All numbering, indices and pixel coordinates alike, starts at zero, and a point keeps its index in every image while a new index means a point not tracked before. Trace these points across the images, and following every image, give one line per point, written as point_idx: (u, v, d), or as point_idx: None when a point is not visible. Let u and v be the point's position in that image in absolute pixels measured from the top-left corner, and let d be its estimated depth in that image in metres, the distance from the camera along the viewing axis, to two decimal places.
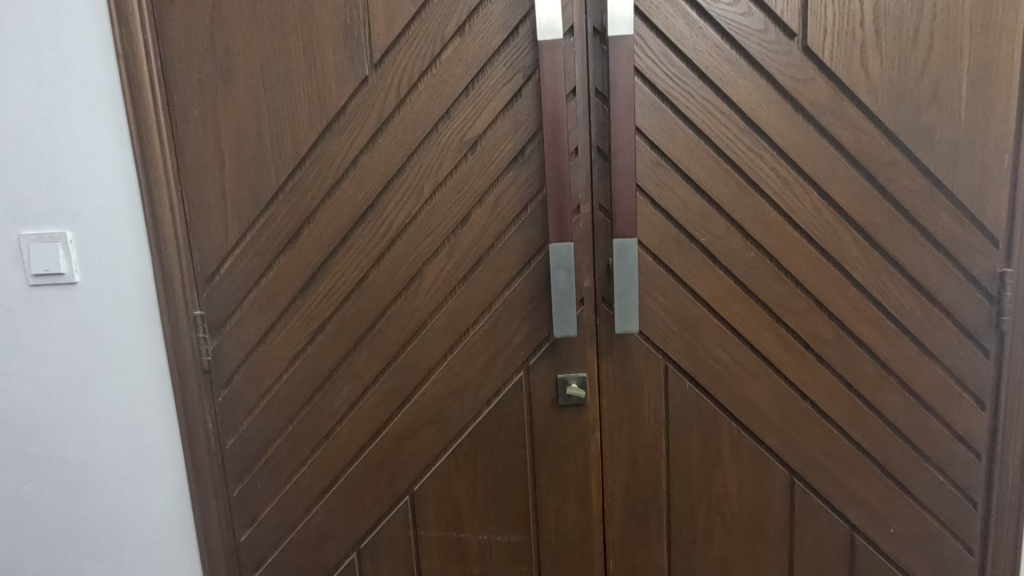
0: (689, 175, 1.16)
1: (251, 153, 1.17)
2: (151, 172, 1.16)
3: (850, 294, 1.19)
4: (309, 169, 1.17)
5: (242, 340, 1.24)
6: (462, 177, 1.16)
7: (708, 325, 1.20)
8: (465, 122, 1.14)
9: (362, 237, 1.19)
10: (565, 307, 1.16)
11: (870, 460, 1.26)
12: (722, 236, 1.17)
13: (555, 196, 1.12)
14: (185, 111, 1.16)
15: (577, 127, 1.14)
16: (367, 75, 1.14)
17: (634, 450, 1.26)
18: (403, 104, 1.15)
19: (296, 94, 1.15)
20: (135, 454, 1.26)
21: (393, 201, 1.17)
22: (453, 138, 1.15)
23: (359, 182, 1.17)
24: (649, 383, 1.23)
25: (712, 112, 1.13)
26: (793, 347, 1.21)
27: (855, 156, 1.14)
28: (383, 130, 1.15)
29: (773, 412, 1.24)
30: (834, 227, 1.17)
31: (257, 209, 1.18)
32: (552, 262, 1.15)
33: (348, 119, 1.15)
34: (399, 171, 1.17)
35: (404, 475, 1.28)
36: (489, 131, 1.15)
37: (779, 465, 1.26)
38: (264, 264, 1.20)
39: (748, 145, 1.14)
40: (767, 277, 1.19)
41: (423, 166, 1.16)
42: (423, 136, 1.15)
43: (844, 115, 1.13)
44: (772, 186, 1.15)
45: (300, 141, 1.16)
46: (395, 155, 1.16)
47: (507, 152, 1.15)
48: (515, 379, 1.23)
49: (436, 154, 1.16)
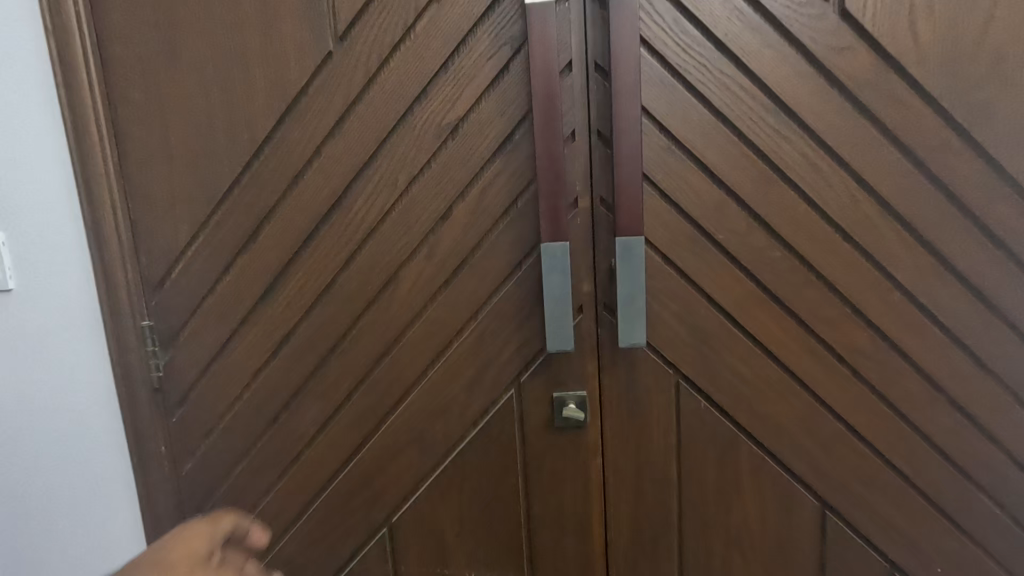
0: (705, 163, 1.00)
1: (200, 142, 1.02)
2: (94, 166, 1.02)
3: (892, 300, 1.03)
4: (266, 160, 1.02)
5: (196, 354, 1.10)
6: (442, 167, 1.01)
7: (726, 335, 1.05)
8: (444, 103, 0.99)
9: (328, 237, 1.04)
10: (561, 317, 1.01)
11: (912, 488, 1.10)
12: (743, 234, 1.01)
13: (548, 187, 0.97)
14: (126, 94, 1.02)
15: (574, 107, 0.98)
16: (332, 50, 0.99)
17: (641, 478, 1.10)
18: (373, 84, 0.99)
19: (251, 72, 1.00)
20: (83, 484, 1.11)
21: (363, 195, 1.03)
22: (430, 122, 1.00)
23: (325, 175, 1.02)
24: (658, 402, 1.07)
25: (732, 89, 0.97)
26: (824, 361, 1.05)
27: (900, 139, 0.98)
28: (351, 114, 1.00)
29: (800, 434, 1.08)
30: (874, 223, 1.00)
31: (211, 204, 1.04)
32: (546, 265, 1.00)
33: (311, 101, 1.00)
34: (370, 161, 1.02)
35: (381, 505, 1.13)
36: (472, 113, 0.99)
37: (807, 493, 1.10)
38: (219, 267, 1.06)
39: (774, 128, 0.98)
40: (795, 281, 1.03)
41: (396, 155, 1.01)
42: (396, 121, 1.00)
43: (887, 91, 0.96)
44: (801, 176, 0.99)
45: (256, 128, 1.01)
46: (365, 143, 1.01)
47: (493, 138, 1.00)
48: (504, 398, 1.08)
49: (411, 141, 1.01)
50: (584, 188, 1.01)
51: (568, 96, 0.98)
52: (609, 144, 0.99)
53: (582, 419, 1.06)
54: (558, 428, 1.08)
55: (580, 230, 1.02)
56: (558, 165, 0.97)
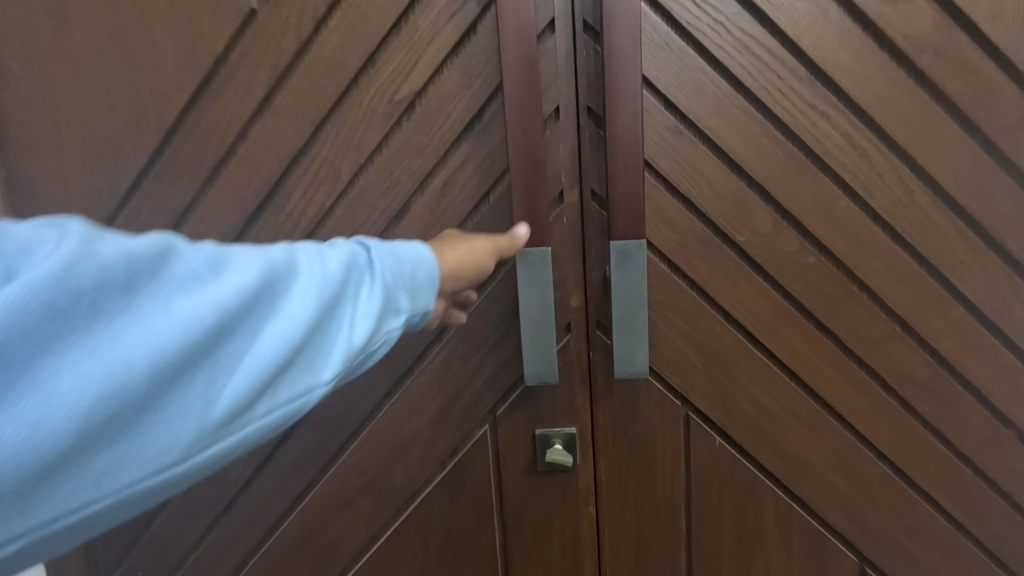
0: (721, 147, 0.80)
1: (96, 124, 0.83)
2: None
3: (952, 315, 0.83)
4: (179, 147, 0.83)
5: None
6: (395, 155, 0.82)
7: (747, 359, 0.85)
8: (396, 74, 0.80)
9: (259, 240, 0.86)
10: (543, 339, 0.83)
11: (972, 541, 0.91)
12: (769, 235, 0.82)
13: (525, 175, 0.79)
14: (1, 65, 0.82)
15: (558, 78, 0.79)
16: (255, 8, 0.79)
17: (642, 528, 0.92)
18: (308, 51, 0.80)
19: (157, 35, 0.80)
20: None
21: (299, 189, 0.84)
22: (379, 96, 0.80)
23: (251, 165, 0.83)
24: (664, 439, 0.88)
25: (757, 53, 0.77)
26: (866, 389, 0.86)
27: (967, 115, 0.78)
28: (281, 88, 0.81)
29: (836, 477, 0.89)
30: (932, 220, 0.81)
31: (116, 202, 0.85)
32: (522, 274, 0.81)
33: (230, 72, 0.81)
34: (307, 148, 0.83)
35: (332, 561, 0.94)
36: (431, 86, 0.80)
37: (845, 548, 0.91)
38: None
39: (810, 102, 0.78)
40: (833, 292, 0.83)
41: (339, 140, 0.82)
42: (337, 97, 0.81)
43: (953, 53, 0.76)
44: (842, 161, 0.79)
45: (164, 107, 0.82)
46: (299, 125, 0.82)
47: (456, 118, 0.80)
48: (478, 433, 0.89)
49: (357, 121, 0.81)
50: (570, 179, 0.82)
51: (549, 63, 0.78)
52: (600, 123, 0.80)
53: (570, 462, 0.86)
54: (542, 471, 0.90)
55: (567, 230, 0.83)
56: (535, 150, 0.78)
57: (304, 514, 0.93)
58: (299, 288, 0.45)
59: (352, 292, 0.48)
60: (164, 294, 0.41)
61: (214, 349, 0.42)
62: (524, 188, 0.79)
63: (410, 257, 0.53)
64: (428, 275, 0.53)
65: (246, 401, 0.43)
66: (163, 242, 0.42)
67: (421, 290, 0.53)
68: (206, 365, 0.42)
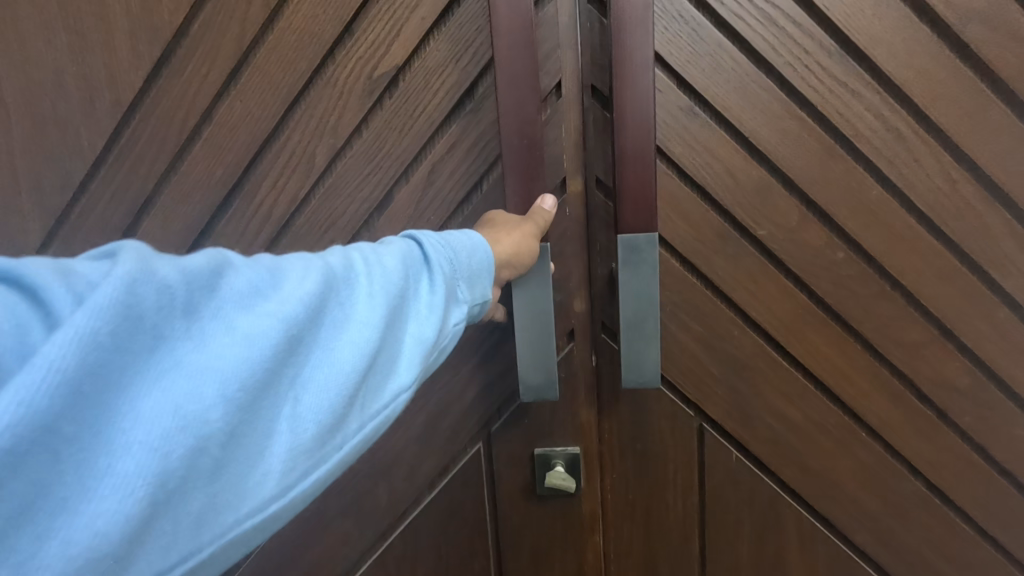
0: (741, 131, 0.72)
1: (55, 111, 0.79)
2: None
3: (996, 317, 0.75)
4: (137, 129, 0.79)
5: None
6: (377, 137, 0.78)
7: (768, 366, 0.77)
8: (376, 47, 0.75)
9: (224, 235, 0.82)
10: (542, 354, 0.73)
11: (1014, 566, 0.83)
12: (794, 228, 0.74)
13: (519, 161, 0.70)
14: None
15: (557, 51, 0.71)
16: None
17: (652, 550, 0.84)
18: (275, 20, 0.76)
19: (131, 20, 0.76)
20: None
21: (271, 175, 0.80)
22: (358, 72, 0.76)
23: (212, 152, 0.80)
24: (676, 453, 0.80)
25: (782, 25, 0.69)
26: (899, 398, 0.78)
27: (1017, 94, 0.69)
28: (248, 62, 0.77)
29: (865, 494, 0.81)
30: (975, 211, 0.72)
31: (88, 198, 0.81)
32: (521, 282, 0.71)
33: (188, 52, 0.77)
34: (279, 130, 0.79)
35: None
36: (414, 62, 0.76)
37: (873, 572, 0.83)
38: None
39: (840, 80, 0.70)
40: (864, 292, 0.75)
41: (312, 122, 0.78)
42: (313, 71, 0.76)
43: (1003, 24, 0.68)
44: (875, 146, 0.71)
45: (120, 86, 0.78)
46: (269, 105, 0.78)
47: (443, 96, 0.76)
48: (471, 453, 0.81)
49: (333, 100, 0.77)
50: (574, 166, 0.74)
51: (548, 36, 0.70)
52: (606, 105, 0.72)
53: (570, 487, 0.77)
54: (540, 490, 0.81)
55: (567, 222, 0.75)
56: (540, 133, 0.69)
57: (279, 541, 0.84)
58: (373, 288, 0.44)
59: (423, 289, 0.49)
60: (224, 317, 0.37)
61: (292, 359, 0.39)
62: (520, 176, 0.70)
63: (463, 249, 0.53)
64: (484, 257, 0.54)
65: (341, 412, 0.40)
66: (216, 261, 0.39)
67: (478, 278, 0.53)
68: (284, 378, 0.39)
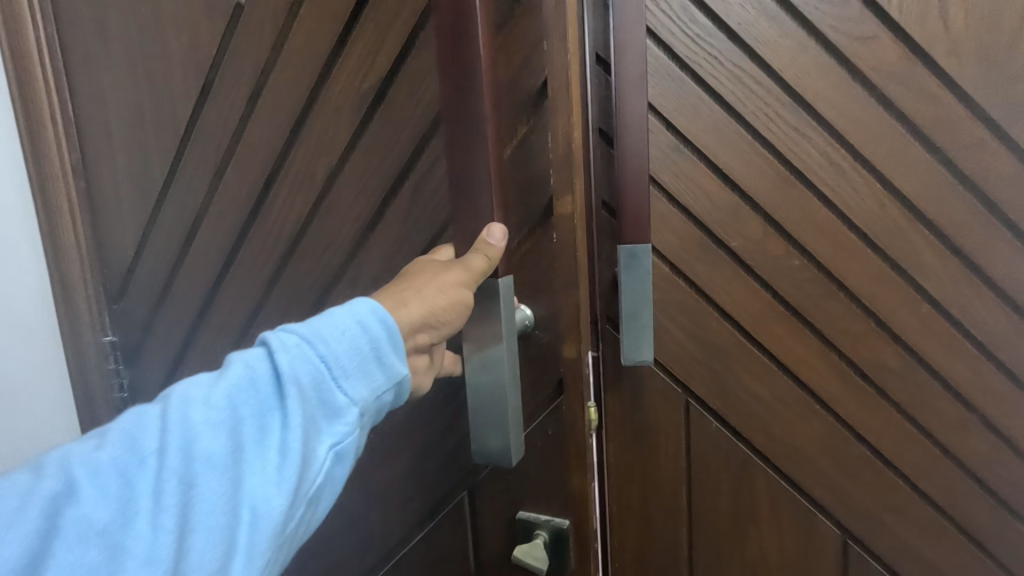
0: (715, 163, 0.91)
1: (160, 141, 1.00)
2: (64, 176, 1.02)
3: (921, 312, 0.94)
4: (198, 142, 0.98)
5: (158, 356, 1.08)
6: (368, 146, 0.89)
7: (740, 351, 0.96)
8: (360, 64, 0.87)
9: (254, 245, 0.99)
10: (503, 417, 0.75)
11: (947, 518, 1.00)
12: (758, 240, 0.93)
13: (465, 177, 0.71)
14: (88, 93, 1.00)
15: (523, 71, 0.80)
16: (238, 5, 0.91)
17: (647, 504, 1.02)
18: (283, 46, 0.90)
19: (224, 72, 0.94)
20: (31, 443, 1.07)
21: (287, 182, 0.95)
22: (348, 89, 0.88)
23: (244, 170, 0.96)
24: (667, 423, 0.99)
25: (746, 83, 0.89)
26: (847, 378, 0.97)
27: (929, 137, 0.89)
28: (265, 85, 0.93)
29: (820, 457, 0.99)
30: (900, 227, 0.92)
31: (189, 218, 1.01)
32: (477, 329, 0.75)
33: (231, 83, 0.94)
34: (290, 143, 0.94)
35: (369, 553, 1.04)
36: (399, 71, 0.85)
37: (829, 523, 1.01)
38: (170, 265, 1.04)
39: (792, 125, 0.90)
40: (815, 292, 0.94)
41: (315, 138, 0.92)
42: (314, 85, 0.90)
43: (916, 82, 0.88)
44: (820, 175, 0.91)
45: (182, 112, 0.97)
46: (284, 121, 0.93)
47: (422, 107, 0.85)
48: (457, 497, 0.99)
49: (330, 116, 0.90)
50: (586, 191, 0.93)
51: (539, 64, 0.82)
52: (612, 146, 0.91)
53: (537, 560, 0.87)
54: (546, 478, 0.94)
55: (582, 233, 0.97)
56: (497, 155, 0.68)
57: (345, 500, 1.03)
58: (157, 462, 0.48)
59: (266, 429, 0.52)
60: None
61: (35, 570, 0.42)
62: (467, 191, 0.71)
63: (339, 345, 0.57)
64: (368, 348, 0.58)
65: None
66: None
67: (357, 379, 0.57)
68: None
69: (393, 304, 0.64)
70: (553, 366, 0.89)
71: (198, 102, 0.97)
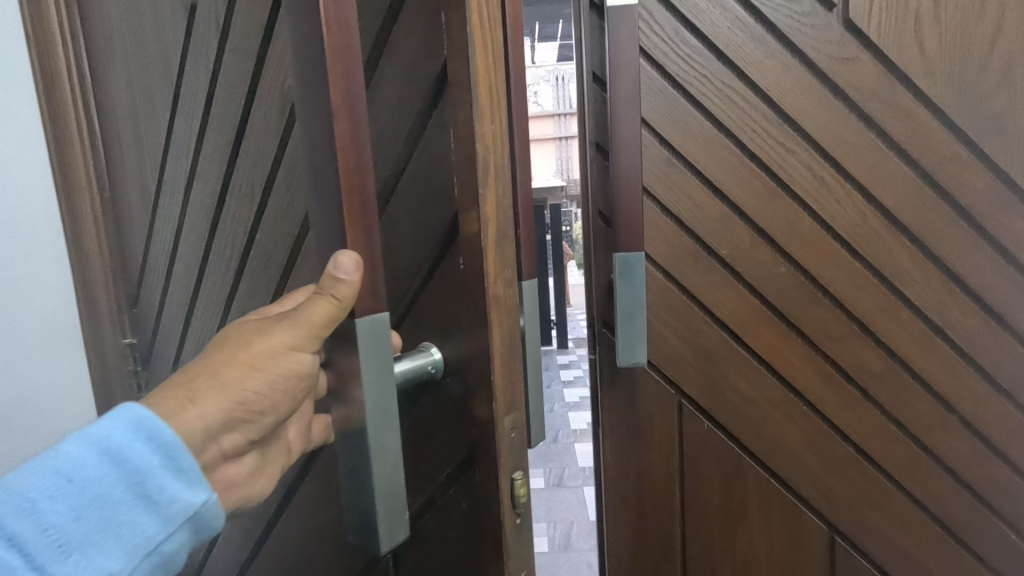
0: (705, 175, 0.96)
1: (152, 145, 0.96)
2: (88, 184, 1.03)
3: (902, 317, 0.99)
4: (175, 146, 0.90)
5: (166, 360, 1.05)
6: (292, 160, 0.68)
7: (730, 354, 1.01)
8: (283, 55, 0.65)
9: (214, 267, 0.87)
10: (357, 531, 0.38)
11: (927, 514, 1.05)
12: (747, 249, 0.98)
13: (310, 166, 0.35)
14: (108, 102, 1.01)
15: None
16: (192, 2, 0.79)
17: (642, 501, 1.06)
18: (225, 43, 0.74)
19: (185, 73, 0.84)
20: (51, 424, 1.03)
21: (234, 202, 0.79)
22: (273, 88, 0.67)
23: (204, 183, 0.85)
24: (661, 422, 1.03)
25: (734, 101, 0.94)
26: (832, 380, 1.02)
27: (907, 152, 0.95)
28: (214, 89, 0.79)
29: (808, 456, 1.04)
30: (881, 237, 0.97)
31: (174, 225, 0.95)
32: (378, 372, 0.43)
33: (191, 86, 0.83)
34: (234, 155, 0.78)
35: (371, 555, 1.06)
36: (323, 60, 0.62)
37: (817, 520, 1.06)
38: (164, 266, 1.00)
39: (778, 141, 0.95)
40: (800, 298, 0.99)
41: (251, 149, 0.74)
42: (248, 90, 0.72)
43: (894, 100, 0.93)
44: (806, 188, 0.96)
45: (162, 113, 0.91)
46: (228, 128, 0.77)
47: None
48: None
49: (262, 124, 0.71)
50: (583, 202, 1.00)
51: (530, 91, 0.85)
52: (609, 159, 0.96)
53: None
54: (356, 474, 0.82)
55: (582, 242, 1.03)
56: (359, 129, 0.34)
57: None
58: None
59: None
60: None
61: None
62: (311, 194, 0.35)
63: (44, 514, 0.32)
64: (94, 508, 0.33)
65: None
66: None
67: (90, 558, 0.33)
68: None
69: (167, 408, 0.36)
70: (446, 431, 0.47)
71: (175, 104, 0.87)
